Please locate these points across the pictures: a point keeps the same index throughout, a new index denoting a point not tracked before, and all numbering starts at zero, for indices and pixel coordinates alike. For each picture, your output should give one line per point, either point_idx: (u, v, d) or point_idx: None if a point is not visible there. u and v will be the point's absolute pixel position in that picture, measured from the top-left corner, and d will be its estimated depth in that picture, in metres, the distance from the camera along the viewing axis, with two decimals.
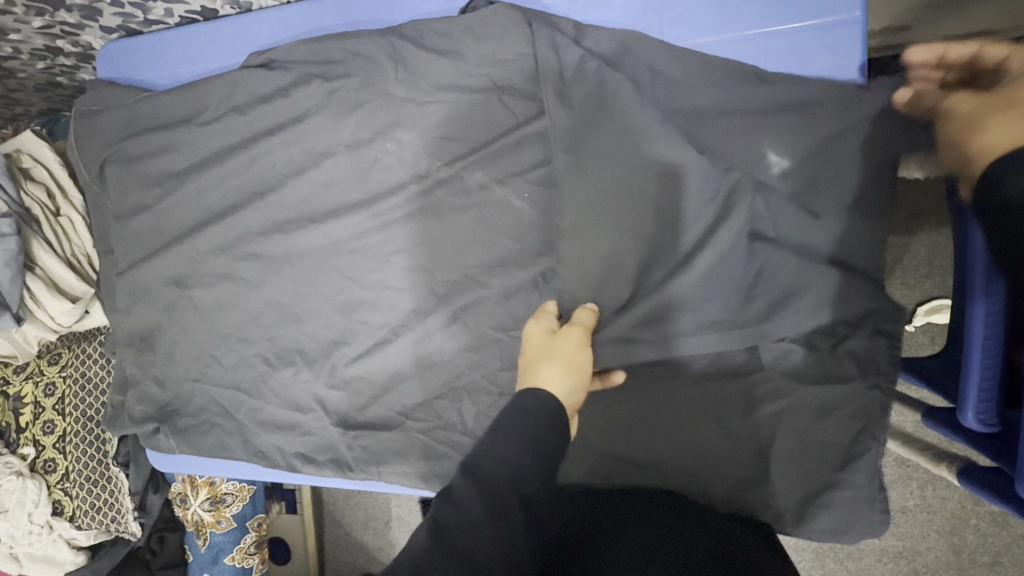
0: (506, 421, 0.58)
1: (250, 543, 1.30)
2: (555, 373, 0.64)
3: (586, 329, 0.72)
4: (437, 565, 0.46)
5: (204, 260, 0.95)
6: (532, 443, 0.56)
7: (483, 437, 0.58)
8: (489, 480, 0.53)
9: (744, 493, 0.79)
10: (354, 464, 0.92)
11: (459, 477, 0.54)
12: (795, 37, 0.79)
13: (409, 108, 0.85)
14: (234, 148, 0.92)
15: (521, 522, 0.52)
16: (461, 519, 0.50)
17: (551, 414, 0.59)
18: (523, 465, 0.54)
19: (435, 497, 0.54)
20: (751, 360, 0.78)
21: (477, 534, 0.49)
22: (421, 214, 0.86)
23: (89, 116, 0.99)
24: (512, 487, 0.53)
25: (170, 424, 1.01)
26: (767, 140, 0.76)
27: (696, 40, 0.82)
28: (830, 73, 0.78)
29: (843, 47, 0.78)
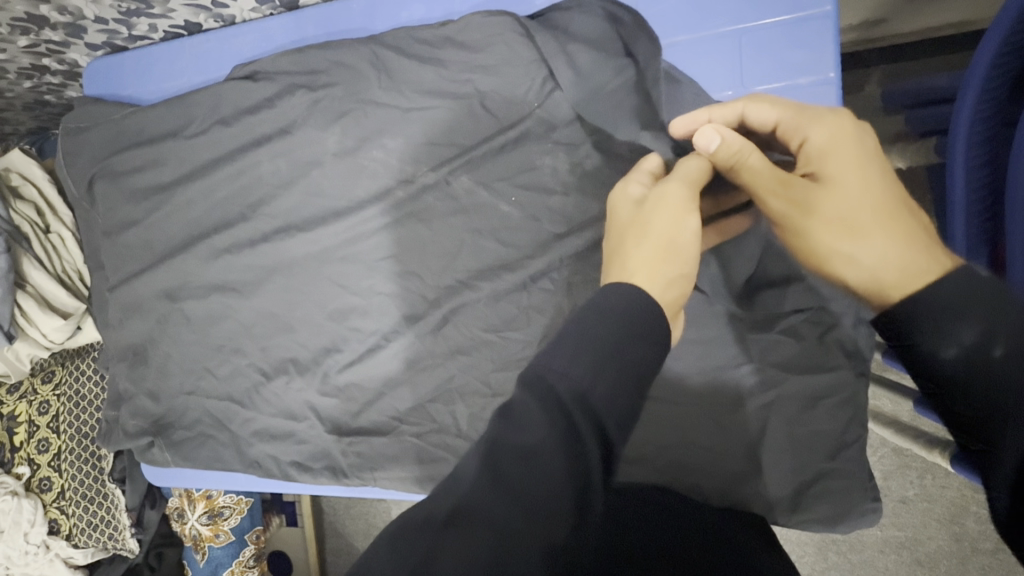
0: (583, 325, 0.53)
1: (250, 555, 1.30)
2: (644, 259, 0.61)
3: (686, 182, 0.65)
4: (482, 497, 0.46)
5: (195, 274, 0.96)
6: (607, 361, 0.51)
7: (552, 341, 0.53)
8: (551, 396, 0.49)
9: (740, 486, 0.79)
10: (349, 471, 0.91)
11: (518, 394, 0.51)
12: (769, 32, 0.79)
13: (394, 114, 0.86)
14: (222, 161, 0.93)
15: (593, 450, 0.48)
16: (515, 445, 0.47)
17: (642, 311, 0.54)
18: (596, 389, 0.50)
19: (493, 413, 0.51)
20: (738, 353, 0.79)
21: (526, 463, 0.47)
22: (408, 219, 0.87)
23: (78, 132, 1.00)
24: (590, 402, 0.49)
25: (164, 437, 1.00)
26: None
27: (672, 38, 0.82)
28: (807, 67, 0.78)
29: (816, 41, 0.78)
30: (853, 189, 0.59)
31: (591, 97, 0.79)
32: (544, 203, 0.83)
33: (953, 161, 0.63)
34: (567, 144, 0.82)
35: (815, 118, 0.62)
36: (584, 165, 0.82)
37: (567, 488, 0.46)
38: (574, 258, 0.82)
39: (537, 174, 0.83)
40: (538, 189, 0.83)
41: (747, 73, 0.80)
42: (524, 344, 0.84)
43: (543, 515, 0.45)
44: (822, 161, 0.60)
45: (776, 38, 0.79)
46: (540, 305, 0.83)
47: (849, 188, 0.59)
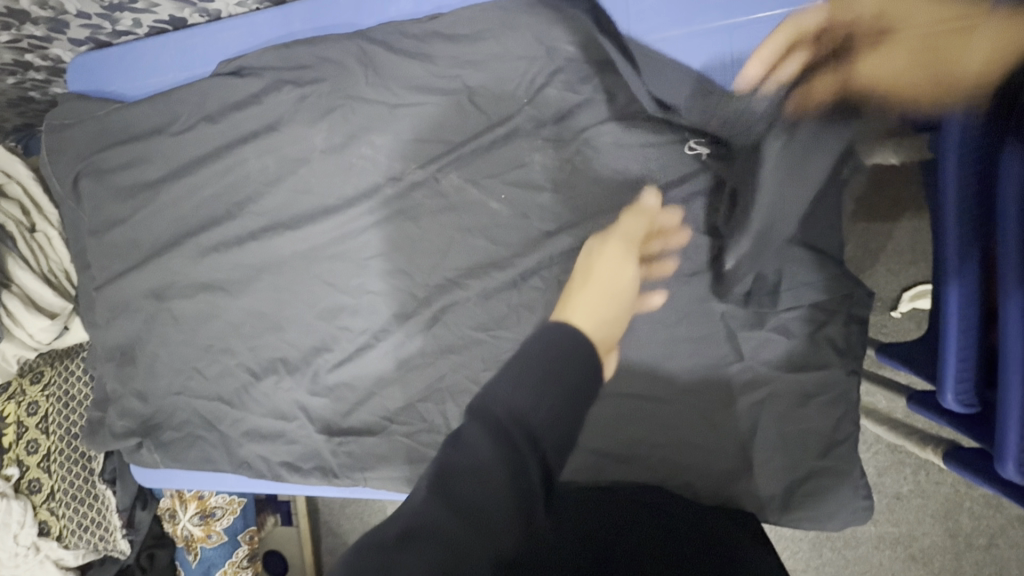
0: (525, 359, 0.56)
1: (242, 557, 1.28)
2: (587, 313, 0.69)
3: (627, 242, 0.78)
4: (433, 510, 0.48)
5: (184, 273, 0.95)
6: (544, 384, 0.54)
7: (500, 370, 0.57)
8: (495, 421, 0.52)
9: (731, 484, 0.78)
10: (340, 471, 0.90)
11: (467, 419, 0.54)
12: (762, 27, 0.78)
13: (382, 111, 0.85)
14: (209, 158, 0.93)
15: (536, 471, 0.51)
16: (467, 464, 0.50)
17: (580, 349, 0.58)
18: (537, 413, 0.53)
19: (443, 440, 0.53)
20: (730, 351, 0.79)
21: (477, 479, 0.49)
22: (398, 217, 0.86)
23: (61, 130, 0.99)
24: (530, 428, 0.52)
25: (153, 438, 0.99)
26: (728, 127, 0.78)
27: (664, 33, 0.80)
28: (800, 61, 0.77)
29: None
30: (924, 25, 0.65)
31: None
32: (534, 202, 0.82)
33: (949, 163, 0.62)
34: (556, 141, 0.81)
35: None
36: (573, 162, 0.81)
37: (511, 505, 0.49)
38: (564, 255, 0.81)
39: (526, 171, 0.82)
40: (529, 188, 0.82)
41: (740, 68, 0.79)
42: (514, 344, 0.83)
43: (487, 532, 0.48)
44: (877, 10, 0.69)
45: (770, 32, 0.78)
46: (530, 304, 0.83)
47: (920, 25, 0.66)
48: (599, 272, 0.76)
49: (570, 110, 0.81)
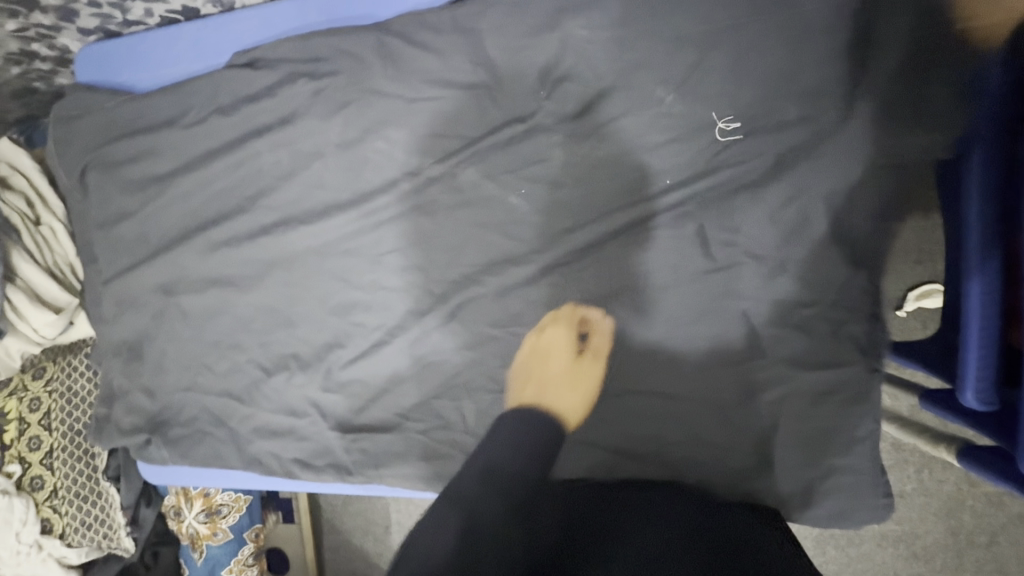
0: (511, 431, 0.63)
1: (248, 555, 1.28)
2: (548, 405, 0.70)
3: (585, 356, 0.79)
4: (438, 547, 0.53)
5: (193, 267, 0.94)
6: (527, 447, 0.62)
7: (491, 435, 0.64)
8: (490, 476, 0.58)
9: (750, 482, 0.78)
10: (353, 468, 0.89)
11: (460, 478, 0.59)
12: (792, 17, 0.76)
13: (398, 104, 0.84)
14: (220, 151, 0.92)
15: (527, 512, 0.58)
16: (464, 511, 0.56)
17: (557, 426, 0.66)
18: (526, 466, 0.60)
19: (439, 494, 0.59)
20: (751, 348, 0.78)
21: (472, 522, 0.55)
22: (414, 212, 0.85)
23: (69, 121, 0.97)
24: (507, 464, 0.59)
25: (160, 435, 0.97)
26: (751, 117, 0.77)
27: (694, 22, 0.77)
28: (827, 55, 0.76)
29: (838, 29, 0.76)
30: None
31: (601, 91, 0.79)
32: (552, 198, 0.81)
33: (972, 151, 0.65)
34: (575, 136, 0.80)
35: None
36: (593, 158, 0.80)
37: (503, 543, 0.55)
38: (583, 251, 0.81)
39: (545, 166, 0.81)
40: (547, 184, 0.81)
41: (767, 56, 0.77)
42: None
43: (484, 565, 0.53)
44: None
45: (798, 24, 0.76)
46: (548, 300, 0.82)
47: None
48: (536, 363, 0.77)
49: (590, 105, 0.80)
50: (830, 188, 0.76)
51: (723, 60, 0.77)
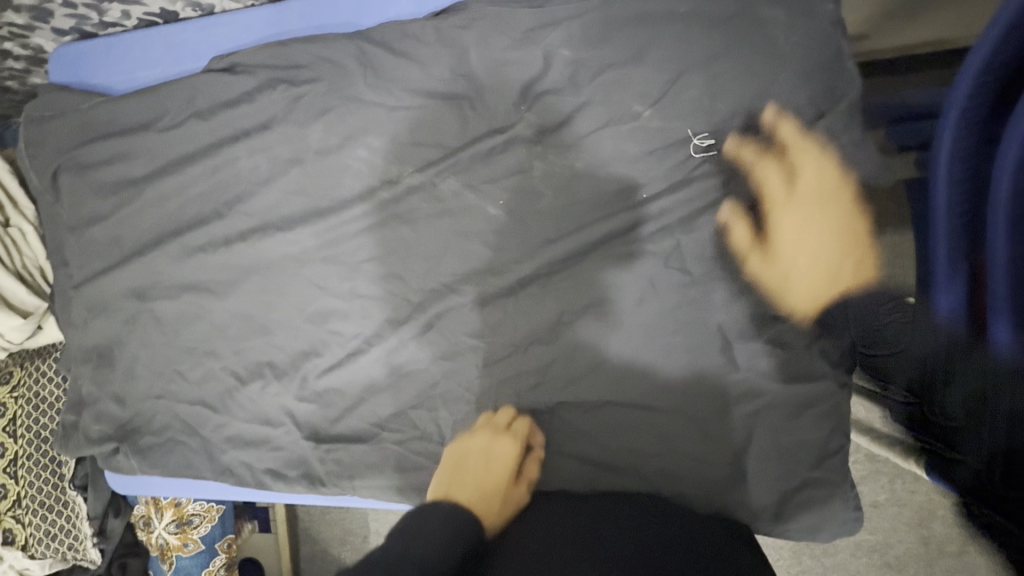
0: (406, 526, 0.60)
1: (220, 565, 1.25)
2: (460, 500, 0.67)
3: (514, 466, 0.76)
4: None
5: (167, 273, 0.93)
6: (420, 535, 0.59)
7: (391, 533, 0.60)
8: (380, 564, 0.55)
9: (724, 494, 0.79)
10: (327, 479, 0.87)
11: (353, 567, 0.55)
12: (768, 35, 0.77)
13: (378, 113, 0.84)
14: (197, 155, 0.90)
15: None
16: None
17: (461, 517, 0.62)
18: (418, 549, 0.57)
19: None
20: (725, 361, 0.79)
21: None
22: (393, 220, 0.85)
23: (41, 122, 0.95)
24: (432, 541, 0.57)
25: (130, 443, 0.95)
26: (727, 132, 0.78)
27: (671, 40, 0.78)
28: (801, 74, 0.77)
29: (810, 51, 0.77)
30: (809, 238, 0.77)
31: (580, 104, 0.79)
32: (530, 209, 0.82)
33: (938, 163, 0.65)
34: (555, 148, 0.81)
35: (797, 154, 0.78)
36: (571, 170, 0.81)
37: None
38: (562, 262, 0.81)
39: (525, 177, 0.82)
40: (525, 195, 0.82)
41: (742, 73, 0.78)
42: (508, 351, 0.83)
43: None
44: (807, 135, 0.78)
45: (773, 44, 0.78)
46: (526, 311, 0.82)
47: (807, 249, 0.77)
48: (467, 460, 0.74)
49: (568, 117, 0.80)
50: (804, 205, 0.78)
51: (699, 78, 0.78)
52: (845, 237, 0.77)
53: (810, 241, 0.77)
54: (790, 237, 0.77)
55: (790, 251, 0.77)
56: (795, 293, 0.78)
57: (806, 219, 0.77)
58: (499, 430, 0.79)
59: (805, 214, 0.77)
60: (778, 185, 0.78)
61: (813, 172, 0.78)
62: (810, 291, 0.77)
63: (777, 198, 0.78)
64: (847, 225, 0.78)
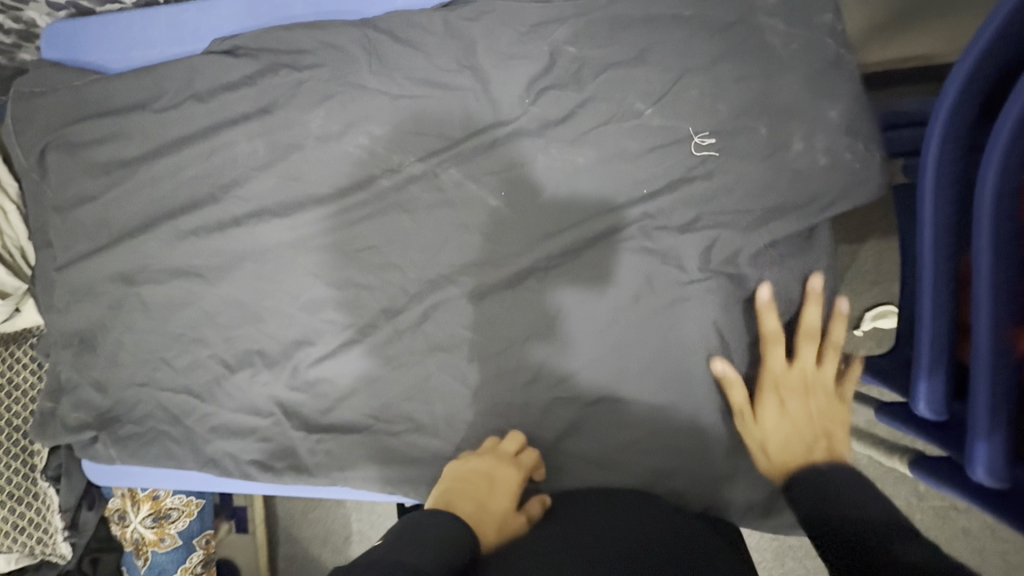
0: (401, 535, 0.61)
1: (196, 563, 1.22)
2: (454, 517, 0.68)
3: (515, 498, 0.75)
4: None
5: (157, 257, 0.91)
6: (413, 540, 0.59)
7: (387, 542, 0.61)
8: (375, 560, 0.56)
9: (715, 490, 0.80)
10: (315, 470, 0.86)
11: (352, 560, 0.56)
12: (775, 36, 0.77)
13: (381, 101, 0.83)
14: (194, 138, 0.89)
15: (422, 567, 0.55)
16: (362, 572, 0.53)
17: (450, 525, 0.64)
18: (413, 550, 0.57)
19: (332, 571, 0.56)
20: (721, 359, 0.80)
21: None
22: (394, 209, 0.84)
23: (30, 98, 0.93)
24: (421, 547, 0.58)
25: (109, 432, 0.92)
26: (732, 132, 0.78)
27: (679, 37, 0.78)
28: (808, 74, 0.77)
29: (819, 52, 0.77)
30: (797, 416, 0.73)
31: (584, 101, 0.80)
32: (530, 203, 0.82)
33: (926, 166, 0.68)
34: (558, 141, 0.81)
35: (808, 339, 0.77)
36: (573, 165, 0.81)
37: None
38: (560, 257, 0.82)
39: (527, 171, 0.81)
40: (525, 190, 0.82)
41: (751, 70, 0.77)
42: (505, 342, 0.83)
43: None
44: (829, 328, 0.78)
45: (781, 43, 0.77)
46: (524, 303, 0.82)
47: (788, 427, 0.72)
48: (469, 481, 0.75)
49: (571, 112, 0.80)
50: (810, 202, 0.78)
51: (706, 74, 0.78)
52: (834, 426, 0.71)
53: (795, 417, 0.72)
54: (779, 404, 0.74)
55: (775, 416, 0.74)
56: (767, 456, 0.72)
57: (798, 400, 0.74)
58: (504, 458, 0.78)
59: (798, 394, 0.74)
60: (778, 358, 0.76)
61: (821, 361, 0.76)
62: (784, 457, 0.70)
63: (778, 371, 0.76)
64: (839, 421, 0.73)
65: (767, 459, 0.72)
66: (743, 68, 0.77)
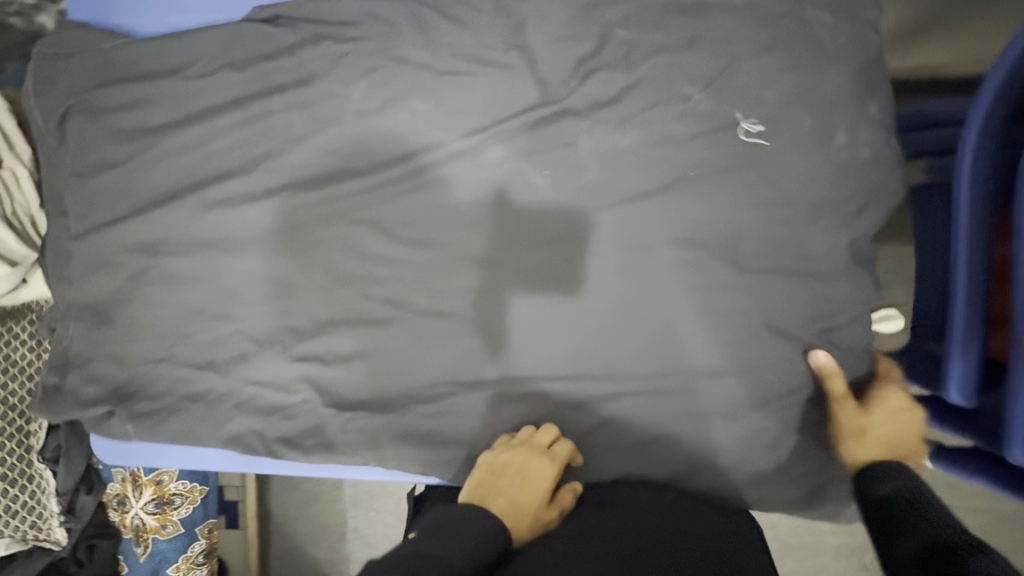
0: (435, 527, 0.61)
1: (198, 551, 1.17)
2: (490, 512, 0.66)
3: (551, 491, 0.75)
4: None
5: (183, 228, 0.88)
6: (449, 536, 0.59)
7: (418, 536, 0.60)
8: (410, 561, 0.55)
9: (752, 473, 0.81)
10: (346, 449, 0.84)
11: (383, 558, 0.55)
12: (820, 29, 0.79)
13: (427, 77, 0.83)
14: (228, 106, 0.87)
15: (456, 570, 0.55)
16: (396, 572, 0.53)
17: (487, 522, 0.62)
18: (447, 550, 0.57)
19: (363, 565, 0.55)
20: (762, 344, 0.80)
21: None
22: (436, 185, 0.83)
23: (53, 59, 0.90)
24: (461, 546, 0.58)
25: (126, 408, 0.88)
26: (776, 121, 0.79)
27: (726, 26, 0.80)
28: (851, 66, 0.79)
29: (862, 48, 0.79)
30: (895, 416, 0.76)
31: (632, 85, 0.81)
32: (575, 183, 0.82)
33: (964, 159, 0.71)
34: (604, 123, 0.81)
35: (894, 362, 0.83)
36: (618, 148, 0.81)
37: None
38: (602, 238, 0.82)
39: (572, 151, 0.81)
40: (569, 171, 0.82)
41: (796, 60, 0.79)
42: (543, 321, 0.82)
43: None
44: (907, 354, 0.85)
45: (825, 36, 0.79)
46: (563, 281, 0.82)
47: (888, 424, 0.75)
48: (504, 473, 0.74)
49: (618, 96, 0.81)
50: (852, 193, 0.80)
51: (752, 63, 0.79)
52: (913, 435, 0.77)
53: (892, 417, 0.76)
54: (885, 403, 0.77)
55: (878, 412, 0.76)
56: (867, 445, 0.74)
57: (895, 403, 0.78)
58: (539, 450, 0.77)
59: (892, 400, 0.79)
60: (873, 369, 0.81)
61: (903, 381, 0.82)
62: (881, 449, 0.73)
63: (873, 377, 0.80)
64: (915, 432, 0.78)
65: (864, 448, 0.74)
66: (788, 59, 0.79)
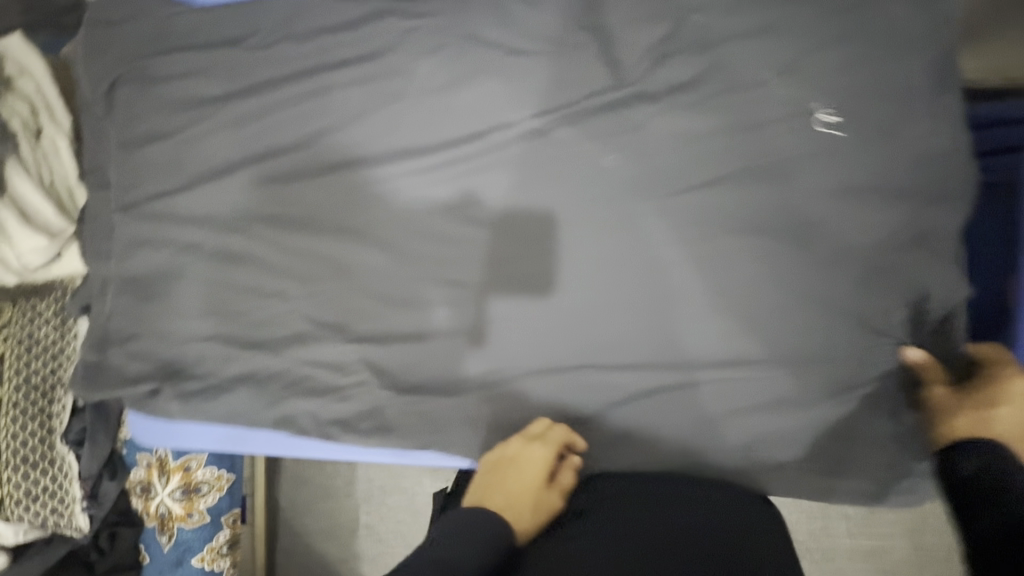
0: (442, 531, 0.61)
1: (223, 542, 1.12)
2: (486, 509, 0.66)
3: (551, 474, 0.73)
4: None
5: (235, 202, 0.86)
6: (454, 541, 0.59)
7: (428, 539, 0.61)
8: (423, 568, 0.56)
9: (822, 465, 0.80)
10: (405, 432, 0.82)
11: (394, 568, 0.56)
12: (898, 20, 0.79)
13: (496, 55, 0.82)
14: (288, 79, 0.85)
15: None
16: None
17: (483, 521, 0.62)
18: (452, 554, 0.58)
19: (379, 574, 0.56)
20: (838, 336, 0.78)
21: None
22: (502, 165, 0.82)
23: (107, 27, 0.88)
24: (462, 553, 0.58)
25: (172, 386, 0.85)
26: (853, 108, 0.78)
27: (800, 14, 0.80)
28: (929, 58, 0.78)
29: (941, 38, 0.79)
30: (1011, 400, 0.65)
31: (705, 71, 0.81)
32: (645, 167, 0.81)
33: None
34: (676, 108, 0.80)
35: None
36: (690, 132, 0.80)
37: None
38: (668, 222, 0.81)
39: (642, 135, 0.81)
40: (637, 154, 0.81)
41: (873, 51, 0.79)
42: (606, 306, 0.81)
43: None
44: None
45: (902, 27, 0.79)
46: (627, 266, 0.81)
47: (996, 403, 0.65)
48: (499, 463, 0.73)
49: (690, 81, 0.81)
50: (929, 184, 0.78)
51: (828, 52, 0.79)
52: None
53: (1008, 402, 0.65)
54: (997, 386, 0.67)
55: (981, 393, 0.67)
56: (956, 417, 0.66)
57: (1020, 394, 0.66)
58: (531, 437, 0.76)
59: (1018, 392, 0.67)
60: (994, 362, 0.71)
61: None
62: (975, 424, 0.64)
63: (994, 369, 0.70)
64: None
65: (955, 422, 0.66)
66: (865, 49, 0.79)
